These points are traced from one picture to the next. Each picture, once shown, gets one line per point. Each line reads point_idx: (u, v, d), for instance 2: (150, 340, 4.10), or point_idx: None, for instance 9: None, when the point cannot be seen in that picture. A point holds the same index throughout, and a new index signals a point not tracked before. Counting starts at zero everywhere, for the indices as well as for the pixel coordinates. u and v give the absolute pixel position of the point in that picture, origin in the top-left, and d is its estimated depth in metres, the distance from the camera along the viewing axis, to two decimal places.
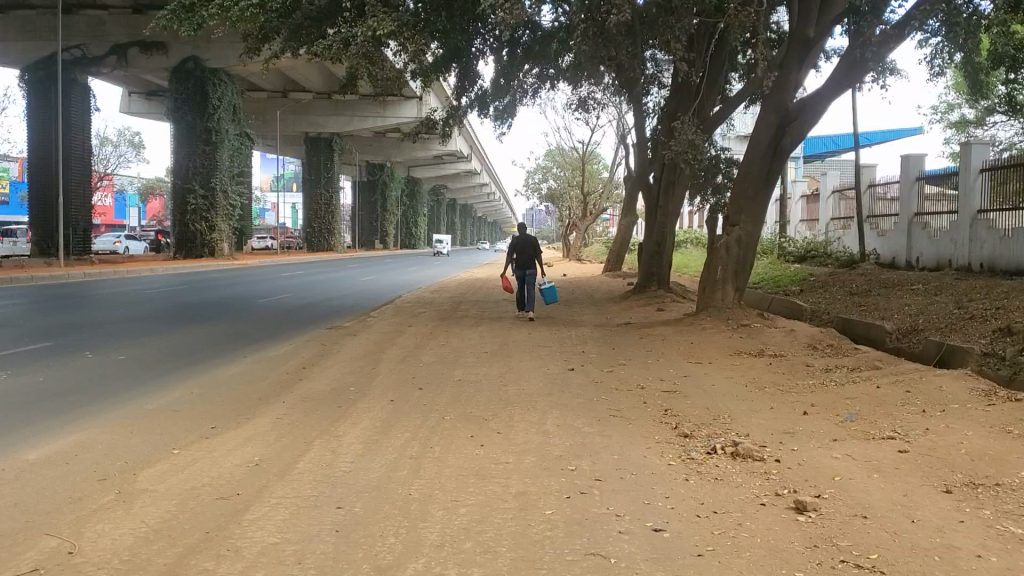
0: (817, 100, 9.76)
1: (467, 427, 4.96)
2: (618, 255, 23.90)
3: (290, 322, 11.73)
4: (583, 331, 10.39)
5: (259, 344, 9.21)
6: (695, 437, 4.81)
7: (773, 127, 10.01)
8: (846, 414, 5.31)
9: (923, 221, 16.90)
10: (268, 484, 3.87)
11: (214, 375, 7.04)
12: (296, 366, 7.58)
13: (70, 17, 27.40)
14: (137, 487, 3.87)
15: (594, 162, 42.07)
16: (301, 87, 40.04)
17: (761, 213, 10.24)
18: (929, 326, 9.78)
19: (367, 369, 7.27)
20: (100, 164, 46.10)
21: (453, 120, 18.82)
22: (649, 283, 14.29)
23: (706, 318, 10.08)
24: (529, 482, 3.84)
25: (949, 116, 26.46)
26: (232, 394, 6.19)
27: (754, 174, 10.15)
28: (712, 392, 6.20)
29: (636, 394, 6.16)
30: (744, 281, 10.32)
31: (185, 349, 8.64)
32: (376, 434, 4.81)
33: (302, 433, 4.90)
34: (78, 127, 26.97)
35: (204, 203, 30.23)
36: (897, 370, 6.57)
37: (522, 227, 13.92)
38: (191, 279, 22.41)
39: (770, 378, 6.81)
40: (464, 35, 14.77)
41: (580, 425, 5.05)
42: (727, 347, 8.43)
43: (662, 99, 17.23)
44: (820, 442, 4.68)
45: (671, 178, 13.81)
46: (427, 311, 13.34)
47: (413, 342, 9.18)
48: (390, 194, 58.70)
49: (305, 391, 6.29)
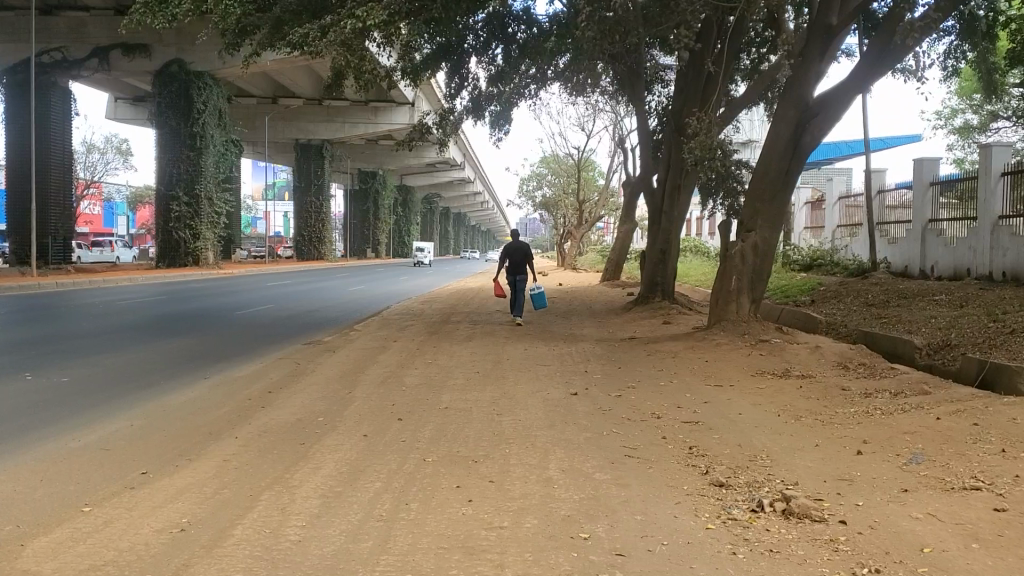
0: (840, 94, 8.90)
1: (454, 474, 4.06)
2: (616, 263, 23.03)
3: (268, 338, 10.84)
4: (584, 347, 9.51)
5: (227, 362, 8.33)
6: (733, 488, 3.94)
7: (793, 124, 9.17)
8: (910, 454, 4.40)
9: (938, 228, 16.04)
10: (188, 561, 2.98)
11: (163, 402, 6.11)
12: (262, 388, 6.70)
13: (50, 19, 26.55)
14: (16, 568, 2.94)
15: (589, 169, 41.26)
16: (291, 93, 39.08)
17: (779, 218, 9.35)
18: (963, 341, 8.90)
19: (341, 395, 6.36)
20: (87, 171, 45.22)
21: (447, 124, 17.97)
22: (652, 294, 13.40)
23: (719, 331, 9.22)
24: (530, 561, 2.94)
25: (953, 122, 25.65)
26: (180, 426, 5.30)
27: (769, 175, 9.28)
28: (742, 424, 5.32)
29: (652, 425, 5.27)
30: (760, 292, 9.45)
31: (141, 370, 7.71)
32: (340, 485, 3.89)
33: (248, 483, 3.99)
34: (58, 133, 26.01)
35: (189, 211, 29.16)
36: (950, 397, 5.67)
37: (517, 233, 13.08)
38: (170, 289, 21.64)
39: (804, 404, 5.93)
40: (459, 27, 13.92)
41: (590, 470, 4.16)
42: (747, 366, 7.55)
43: (665, 100, 16.40)
44: (887, 494, 3.80)
45: (677, 179, 12.94)
46: (414, 324, 12.43)
47: (396, 360, 8.28)
48: (382, 202, 57.82)
49: (266, 422, 5.39)
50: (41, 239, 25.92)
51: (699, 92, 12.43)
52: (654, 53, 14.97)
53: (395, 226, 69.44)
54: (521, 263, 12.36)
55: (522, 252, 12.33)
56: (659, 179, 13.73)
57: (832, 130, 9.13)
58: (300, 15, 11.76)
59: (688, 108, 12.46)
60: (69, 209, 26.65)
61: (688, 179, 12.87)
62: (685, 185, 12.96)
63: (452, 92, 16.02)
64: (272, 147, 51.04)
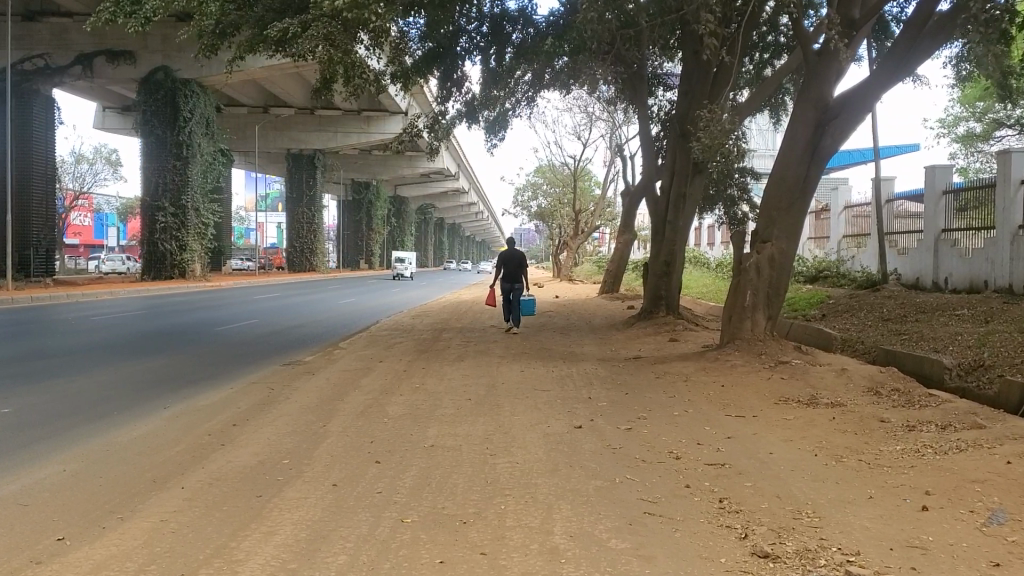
0: (861, 94, 8.20)
1: (437, 543, 3.30)
2: (614, 276, 22.26)
3: (247, 357, 10.07)
4: (585, 367, 8.77)
5: (194, 388, 7.56)
6: (782, 560, 3.19)
7: (811, 126, 8.47)
8: (987, 512, 3.65)
9: (951, 238, 15.35)
10: None
11: (111, 438, 5.36)
12: (225, 421, 5.94)
13: (32, 25, 25.78)
14: None
15: (585, 179, 40.56)
16: (282, 103, 38.44)
17: (798, 227, 8.62)
18: (998, 362, 8.15)
19: (314, 429, 5.58)
20: (75, 182, 44.34)
21: (440, 131, 17.22)
22: (656, 308, 12.66)
23: (732, 351, 8.49)
24: None
25: (956, 130, 24.76)
26: (120, 473, 4.55)
27: (788, 180, 8.56)
28: (776, 468, 4.58)
29: (672, 471, 4.53)
30: (778, 308, 8.71)
31: (97, 398, 6.94)
32: (293, 561, 3.13)
33: (182, 556, 3.22)
34: (40, 142, 25.39)
35: (175, 222, 28.33)
36: (1011, 434, 4.92)
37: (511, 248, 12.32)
38: (156, 302, 20.85)
39: (842, 441, 5.20)
40: (452, 25, 13.20)
41: (604, 536, 3.41)
42: (769, 393, 6.82)
43: (666, 105, 15.70)
44: (974, 571, 3.05)
45: (682, 187, 12.22)
46: (404, 341, 11.67)
47: (380, 385, 7.52)
48: (375, 213, 56.87)
49: (221, 467, 4.63)
50: (23, 250, 25.21)
51: (705, 90, 11.77)
52: (656, 54, 14.32)
53: (389, 237, 68.50)
54: (517, 272, 12.23)
55: (517, 262, 12.22)
56: (662, 187, 13.03)
57: (854, 132, 8.40)
58: (284, 11, 11.09)
59: (695, 107, 11.78)
60: (49, 219, 25.93)
61: (693, 187, 12.15)
62: (690, 193, 12.23)
63: (446, 97, 15.28)
64: (264, 158, 50.28)
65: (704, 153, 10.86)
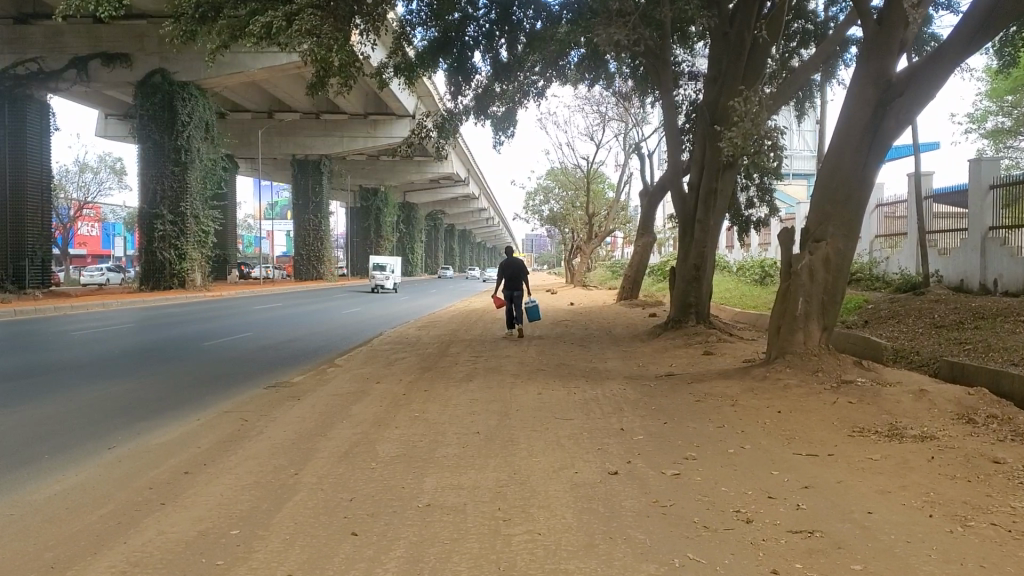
0: (932, 68, 6.98)
1: None
2: (633, 281, 21.06)
3: (229, 379, 8.95)
4: (611, 388, 7.64)
5: (154, 420, 6.43)
6: None
7: (871, 107, 7.31)
8: None
9: (1000, 236, 14.09)
10: None
11: (22, 498, 4.23)
12: (177, 468, 4.81)
13: (25, 27, 24.37)
14: None
15: (597, 181, 39.40)
16: (287, 107, 37.59)
17: (856, 224, 7.45)
18: None
19: (284, 480, 4.44)
20: (80, 192, 43.24)
21: (446, 128, 16.11)
22: (685, 317, 11.53)
23: (782, 368, 7.32)
24: None
25: (985, 126, 23.38)
26: (12, 554, 3.41)
27: (841, 172, 7.43)
28: (886, 538, 3.43)
29: (750, 546, 3.37)
30: (834, 317, 7.54)
31: (30, 435, 5.79)
32: None
33: None
34: (35, 149, 24.41)
35: (174, 229, 27.28)
36: None
37: (512, 261, 11.78)
38: (153, 314, 19.72)
39: (956, 492, 4.04)
40: (456, 9, 12.10)
41: None
42: (840, 422, 5.66)
43: (692, 94, 14.53)
44: None
45: (712, 183, 11.03)
46: (407, 357, 10.52)
47: (374, 414, 6.40)
48: (385, 220, 55.25)
49: (146, 543, 3.49)
50: (17, 262, 24.19)
51: (739, 75, 10.61)
52: (676, 42, 13.18)
53: (399, 244, 67.39)
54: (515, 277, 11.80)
55: (517, 265, 11.85)
56: (690, 183, 11.84)
57: (920, 113, 7.22)
58: None
59: (728, 94, 10.63)
60: (43, 228, 24.94)
61: (724, 182, 10.99)
62: (721, 189, 11.07)
63: (453, 92, 14.12)
64: (270, 164, 49.21)
65: (735, 145, 9.72)
